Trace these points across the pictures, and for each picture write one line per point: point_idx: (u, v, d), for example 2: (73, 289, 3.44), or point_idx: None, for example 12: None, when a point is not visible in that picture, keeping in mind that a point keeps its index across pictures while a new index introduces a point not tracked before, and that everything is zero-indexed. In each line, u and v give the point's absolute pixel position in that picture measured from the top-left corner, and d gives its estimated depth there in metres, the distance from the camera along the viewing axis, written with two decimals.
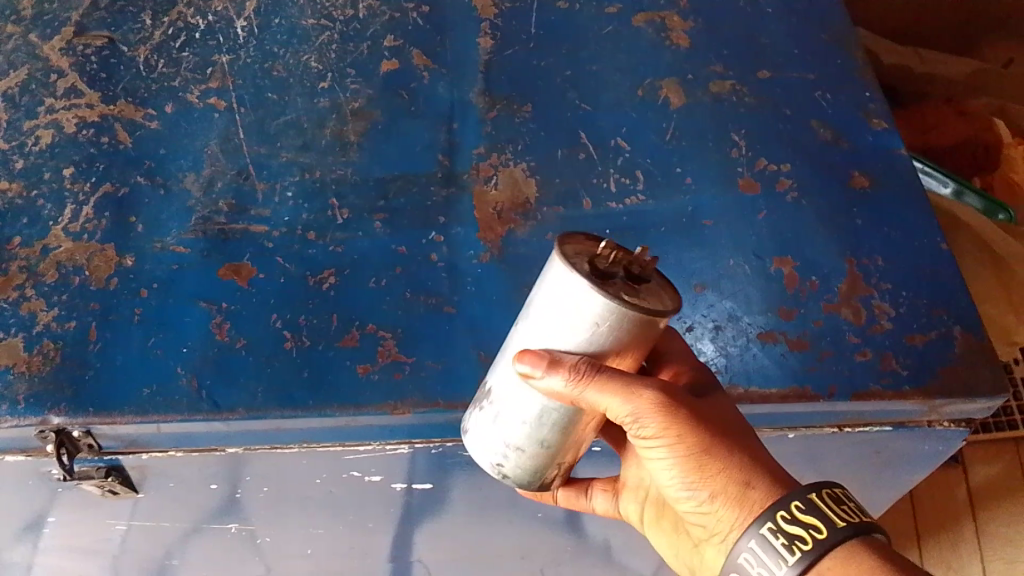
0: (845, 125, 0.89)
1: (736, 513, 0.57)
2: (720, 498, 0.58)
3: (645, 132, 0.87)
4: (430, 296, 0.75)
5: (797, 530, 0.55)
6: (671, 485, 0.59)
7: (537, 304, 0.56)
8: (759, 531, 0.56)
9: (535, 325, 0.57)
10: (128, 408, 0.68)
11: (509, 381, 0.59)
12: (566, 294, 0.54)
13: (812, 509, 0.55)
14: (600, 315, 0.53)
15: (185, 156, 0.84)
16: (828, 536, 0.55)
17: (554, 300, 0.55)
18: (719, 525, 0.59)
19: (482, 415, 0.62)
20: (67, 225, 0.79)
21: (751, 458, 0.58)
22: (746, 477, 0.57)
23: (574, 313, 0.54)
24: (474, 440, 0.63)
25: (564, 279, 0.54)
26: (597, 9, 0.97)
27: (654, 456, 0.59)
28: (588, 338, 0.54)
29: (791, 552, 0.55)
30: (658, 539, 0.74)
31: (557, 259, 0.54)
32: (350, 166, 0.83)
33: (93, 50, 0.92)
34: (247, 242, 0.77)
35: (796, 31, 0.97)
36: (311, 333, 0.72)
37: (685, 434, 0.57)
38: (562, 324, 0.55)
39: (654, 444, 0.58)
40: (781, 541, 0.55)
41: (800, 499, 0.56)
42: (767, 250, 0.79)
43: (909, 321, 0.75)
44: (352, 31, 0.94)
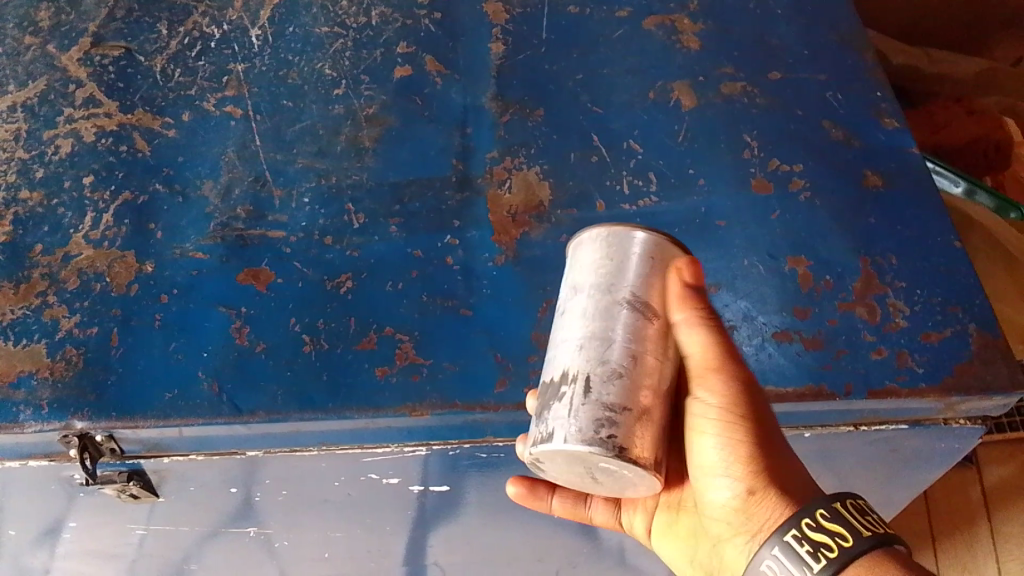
0: (857, 125, 0.89)
1: (769, 511, 0.59)
2: (760, 492, 0.60)
3: (657, 133, 0.87)
4: (446, 299, 0.75)
5: (823, 538, 0.56)
6: (716, 469, 0.61)
7: (573, 279, 0.62)
8: (784, 538, 0.57)
9: (578, 288, 0.61)
10: (150, 412, 0.69)
11: (586, 344, 0.58)
12: (596, 242, 0.62)
13: (838, 517, 0.56)
14: (637, 233, 0.61)
15: (203, 163, 0.85)
16: (853, 544, 0.55)
17: (588, 255, 0.62)
18: (752, 521, 0.60)
19: (563, 401, 0.57)
20: (87, 233, 0.80)
21: (791, 458, 0.61)
22: (789, 475, 0.60)
23: (611, 246, 0.61)
24: (569, 427, 0.56)
25: (592, 237, 0.62)
26: (607, 13, 0.98)
27: (708, 431, 0.61)
28: (634, 256, 0.60)
29: (816, 560, 0.55)
30: (669, 548, 0.72)
31: (586, 231, 0.63)
32: (365, 172, 0.84)
33: (110, 60, 0.93)
34: (265, 247, 0.78)
35: (805, 32, 0.97)
36: (329, 336, 0.73)
37: (746, 420, 0.60)
38: (603, 261, 0.60)
39: (713, 417, 0.61)
40: (805, 549, 0.56)
41: (824, 508, 0.57)
42: (780, 249, 0.79)
43: (925, 319, 0.75)
44: (365, 38, 0.95)
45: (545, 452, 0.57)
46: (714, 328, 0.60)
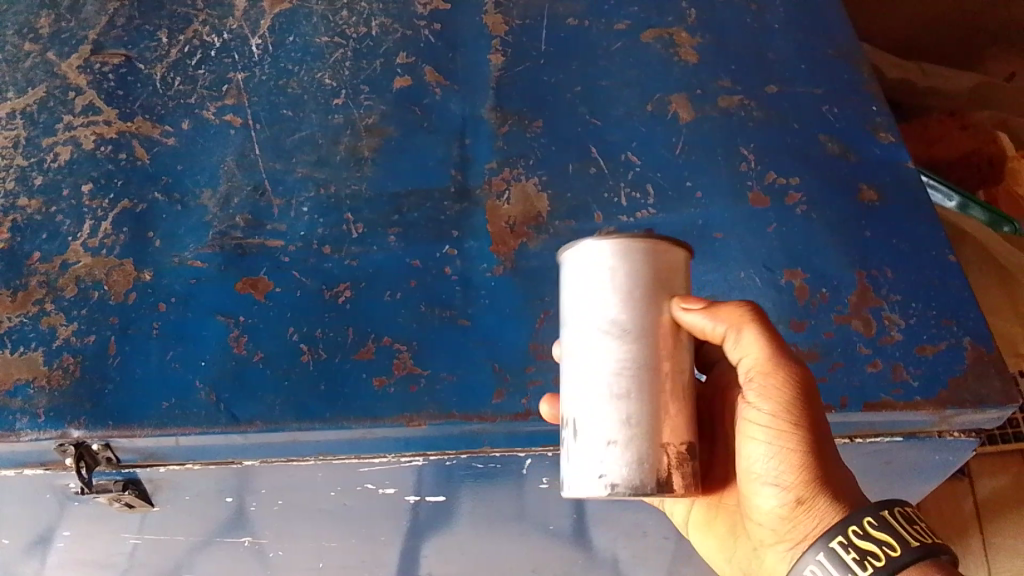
0: (853, 139, 0.90)
1: (817, 520, 0.60)
2: (805, 503, 0.60)
3: (655, 146, 0.88)
4: (444, 309, 0.75)
5: (870, 546, 0.56)
6: (761, 476, 0.62)
7: (573, 302, 0.59)
8: (830, 544, 0.58)
9: (581, 315, 0.58)
10: (146, 421, 0.69)
11: (593, 379, 0.57)
12: (590, 260, 0.57)
13: (885, 526, 0.57)
14: (632, 245, 0.57)
15: (202, 171, 0.85)
16: (901, 554, 0.56)
17: (584, 274, 0.58)
18: (795, 531, 0.61)
19: (580, 444, 0.58)
20: (86, 241, 0.80)
21: (844, 468, 0.61)
22: (841, 486, 0.60)
23: (605, 265, 0.57)
24: (591, 469, 0.57)
25: (576, 259, 0.58)
26: (606, 26, 0.98)
27: (759, 437, 0.61)
28: (634, 277, 0.57)
29: (862, 568, 0.56)
30: (705, 542, 0.74)
31: (569, 249, 0.59)
32: (364, 181, 0.85)
33: (110, 67, 0.93)
34: (263, 256, 0.78)
35: (802, 46, 0.98)
36: (327, 346, 0.73)
37: (799, 428, 0.60)
38: (603, 283, 0.57)
39: (766, 421, 0.61)
40: (852, 556, 0.57)
41: (872, 516, 0.57)
42: (777, 262, 0.80)
43: (920, 332, 0.75)
44: (365, 49, 0.95)
45: (572, 494, 0.59)
46: (759, 324, 0.60)
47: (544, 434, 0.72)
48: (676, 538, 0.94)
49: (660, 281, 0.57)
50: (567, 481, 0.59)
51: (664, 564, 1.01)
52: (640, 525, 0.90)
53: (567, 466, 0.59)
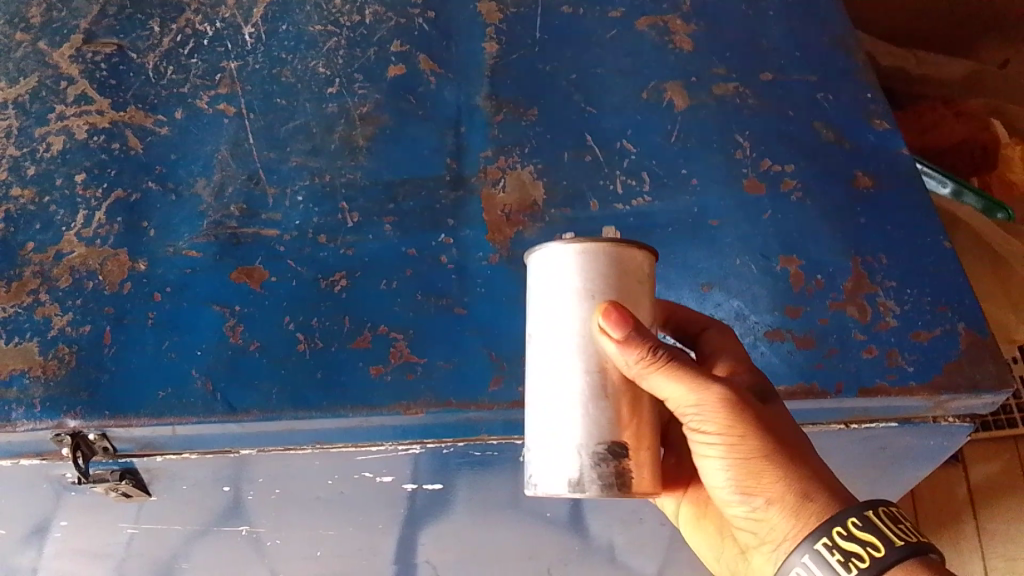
0: (848, 126, 0.90)
1: (791, 522, 0.59)
2: (774, 505, 0.59)
3: (650, 134, 0.88)
4: (440, 297, 0.75)
5: (854, 547, 0.56)
6: (724, 487, 0.61)
7: (536, 307, 0.60)
8: (814, 546, 0.57)
9: (545, 317, 0.59)
10: (143, 410, 0.69)
11: (556, 379, 0.58)
12: (552, 266, 0.58)
13: (869, 525, 0.56)
14: (593, 253, 0.57)
15: (196, 161, 0.84)
16: (886, 554, 0.55)
17: (547, 279, 0.59)
18: (772, 532, 0.60)
19: (543, 442, 0.59)
20: (79, 231, 0.79)
21: (811, 462, 0.60)
22: (808, 483, 0.59)
23: (569, 267, 0.58)
24: (552, 468, 0.58)
25: (541, 262, 0.59)
26: (600, 13, 0.98)
27: (712, 454, 0.61)
28: (595, 284, 0.57)
29: (847, 570, 0.55)
30: (700, 542, 0.75)
31: (535, 251, 0.60)
32: (358, 170, 0.84)
33: (102, 57, 0.93)
34: (258, 245, 0.78)
35: (797, 33, 0.98)
36: (323, 335, 0.73)
37: (747, 438, 0.59)
38: (565, 289, 0.58)
39: (713, 441, 0.60)
40: (836, 558, 0.56)
41: (857, 517, 0.56)
42: (772, 249, 0.80)
43: (915, 318, 0.76)
44: (358, 37, 0.95)
45: (533, 491, 0.60)
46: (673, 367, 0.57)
47: None
48: (671, 524, 0.94)
49: (621, 287, 0.58)
50: (529, 481, 0.60)
51: (661, 550, 1.01)
52: (635, 511, 0.90)
53: (529, 467, 0.60)
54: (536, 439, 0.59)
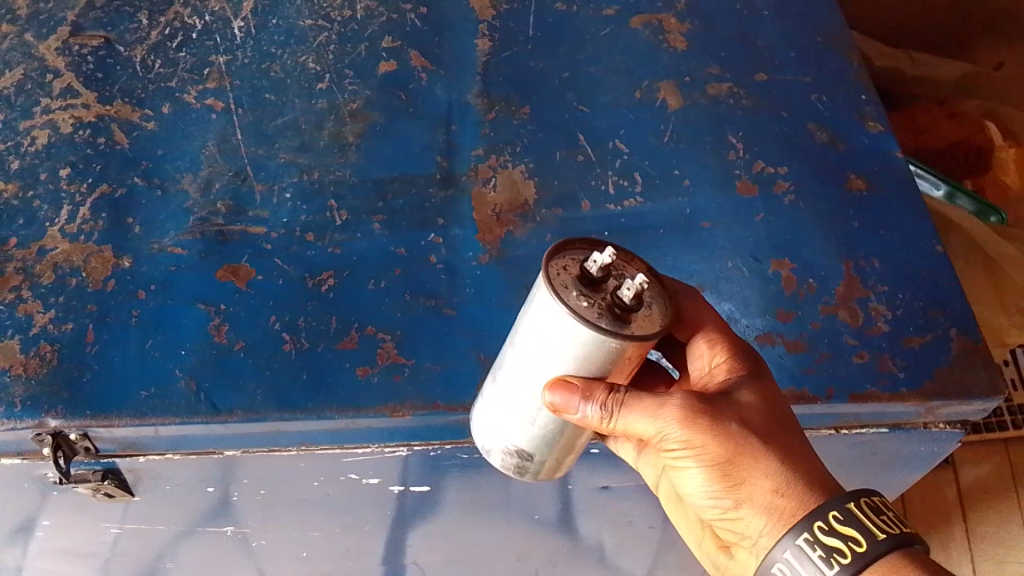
0: (842, 128, 0.89)
1: (766, 519, 0.60)
2: (745, 506, 0.60)
3: (642, 133, 0.87)
4: (429, 297, 0.75)
5: (835, 543, 0.57)
6: (696, 495, 0.62)
7: (530, 338, 0.57)
8: (796, 542, 0.58)
9: (531, 355, 0.57)
10: (125, 410, 0.67)
11: (515, 397, 0.60)
12: (557, 324, 0.54)
13: (851, 519, 0.57)
14: (602, 343, 0.54)
15: (183, 157, 0.84)
16: (867, 549, 0.57)
17: (547, 328, 0.55)
18: (750, 530, 0.61)
19: (485, 419, 0.64)
20: (63, 227, 0.78)
21: (786, 454, 0.59)
22: (780, 480, 0.59)
23: (577, 339, 0.54)
24: (485, 442, 0.65)
25: (551, 313, 0.54)
26: (594, 11, 0.98)
27: (680, 470, 0.61)
28: (589, 361, 0.55)
29: (829, 565, 0.57)
30: (680, 523, 0.76)
31: (549, 298, 0.54)
32: (348, 168, 0.84)
33: (89, 50, 0.92)
34: (244, 243, 0.77)
35: (791, 33, 0.98)
36: (310, 335, 0.72)
37: (712, 452, 0.58)
38: (562, 352, 0.55)
39: (679, 460, 0.60)
40: (818, 553, 0.57)
41: (838, 509, 0.57)
42: (764, 252, 0.79)
43: (907, 324, 0.75)
44: (349, 32, 0.95)
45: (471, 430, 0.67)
46: (625, 406, 0.56)
47: None
48: (660, 527, 0.94)
49: (618, 362, 0.56)
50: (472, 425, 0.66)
51: (649, 553, 1.01)
52: (624, 513, 0.90)
53: (478, 430, 0.65)
54: (490, 418, 0.63)
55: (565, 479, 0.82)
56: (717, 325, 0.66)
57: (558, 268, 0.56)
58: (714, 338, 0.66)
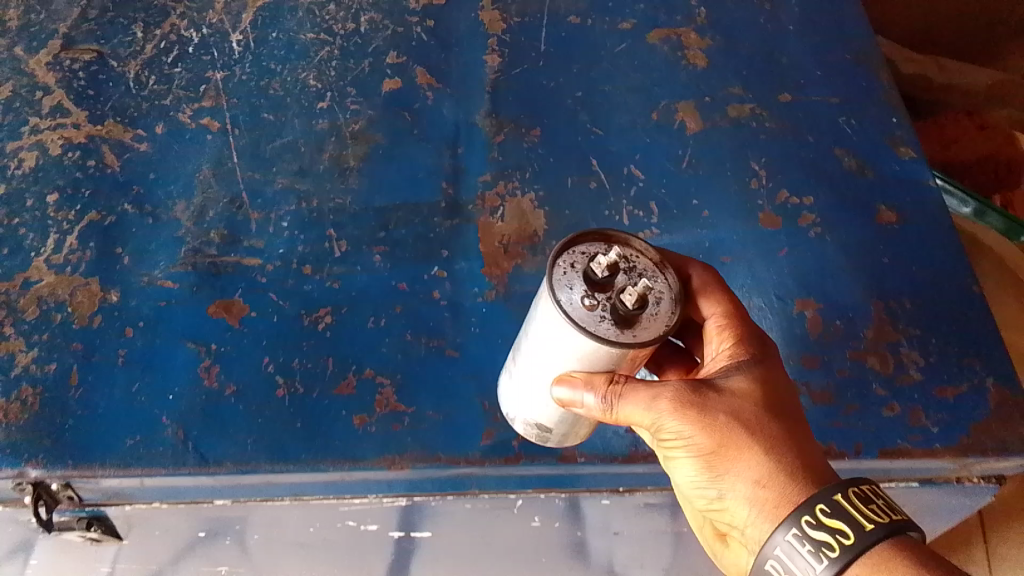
0: (872, 154, 0.84)
1: (751, 512, 0.55)
2: (730, 497, 0.55)
3: (659, 158, 0.83)
4: (432, 338, 0.71)
5: (824, 537, 0.51)
6: (685, 486, 0.58)
7: (539, 333, 0.55)
8: (785, 537, 0.53)
9: (540, 348, 0.56)
10: (109, 461, 0.64)
11: (529, 382, 0.59)
12: (558, 328, 0.53)
13: (838, 512, 0.51)
14: (602, 348, 0.52)
15: (176, 182, 0.80)
16: (856, 541, 0.51)
17: (550, 330, 0.53)
18: (739, 524, 0.56)
19: (507, 393, 0.64)
20: (50, 257, 0.74)
21: (779, 443, 0.54)
22: (767, 470, 0.54)
23: (578, 343, 0.52)
24: (508, 413, 0.65)
25: (552, 315, 0.52)
26: (609, 25, 0.94)
27: (671, 461, 0.57)
28: (592, 361, 0.53)
29: (818, 560, 0.51)
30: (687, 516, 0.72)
31: (549, 302, 0.52)
32: (348, 194, 0.79)
33: (81, 64, 0.88)
34: (238, 276, 0.74)
35: (818, 49, 0.92)
36: (305, 379, 0.68)
37: (699, 441, 0.54)
38: (565, 352, 0.54)
39: (672, 450, 0.56)
40: (807, 548, 0.52)
41: (825, 502, 0.52)
42: (788, 290, 0.74)
43: (941, 372, 0.70)
44: (352, 47, 0.90)
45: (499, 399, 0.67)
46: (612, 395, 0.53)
47: (535, 478, 0.67)
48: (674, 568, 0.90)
49: (623, 362, 0.53)
50: (499, 393, 0.66)
51: None
52: (637, 556, 0.86)
53: (503, 406, 0.65)
54: (510, 400, 0.63)
55: (576, 525, 0.78)
56: (727, 306, 0.62)
57: (564, 267, 0.54)
58: (722, 319, 0.62)
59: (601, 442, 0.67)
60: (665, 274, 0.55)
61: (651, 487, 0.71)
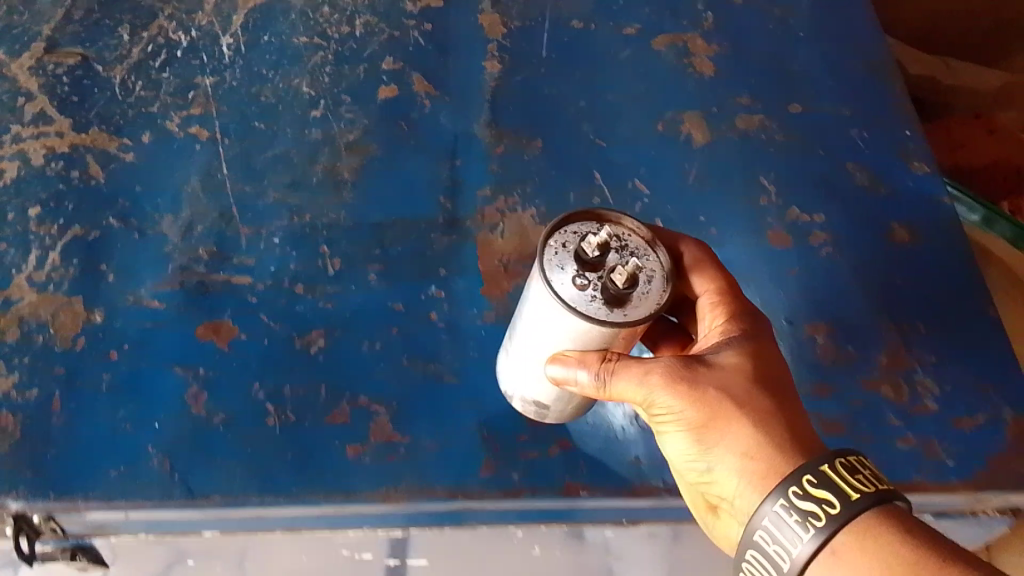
0: (885, 169, 0.81)
1: (739, 484, 0.52)
2: (719, 470, 0.53)
3: (665, 172, 0.80)
4: (429, 362, 0.68)
5: (810, 507, 0.49)
6: (677, 461, 0.56)
7: (533, 312, 0.55)
8: (772, 509, 0.50)
9: (534, 327, 0.56)
10: (92, 493, 0.61)
11: (524, 359, 0.60)
12: (551, 309, 0.53)
13: (825, 482, 0.49)
14: (594, 327, 0.52)
15: (163, 194, 0.77)
16: (841, 511, 0.49)
17: (543, 310, 0.54)
18: (729, 500, 0.54)
19: (505, 370, 0.64)
20: (31, 275, 0.71)
21: (768, 416, 0.52)
22: (756, 442, 0.52)
23: (571, 323, 0.52)
24: (506, 390, 0.65)
25: (545, 295, 0.53)
26: (613, 30, 0.90)
27: (663, 437, 0.56)
28: (586, 340, 0.53)
29: (805, 530, 0.49)
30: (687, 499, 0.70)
31: (542, 283, 0.52)
32: (342, 209, 0.77)
33: (64, 69, 0.84)
34: (227, 295, 0.71)
35: (829, 56, 0.89)
36: (296, 407, 0.65)
37: (688, 414, 0.53)
38: (558, 333, 0.54)
39: (662, 425, 0.55)
40: (794, 518, 0.49)
41: (812, 473, 0.50)
42: (799, 313, 0.72)
43: (955, 401, 0.68)
44: (347, 51, 0.87)
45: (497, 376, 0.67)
46: (603, 373, 0.54)
47: (535, 512, 0.65)
48: None
49: (616, 340, 0.53)
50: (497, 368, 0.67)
51: None
52: None
53: (501, 381, 0.65)
54: (507, 377, 0.63)
55: (585, 552, 0.72)
56: (719, 282, 0.60)
57: (556, 247, 0.54)
58: (716, 296, 0.60)
59: (604, 474, 0.64)
60: (657, 251, 0.55)
61: (653, 518, 0.68)
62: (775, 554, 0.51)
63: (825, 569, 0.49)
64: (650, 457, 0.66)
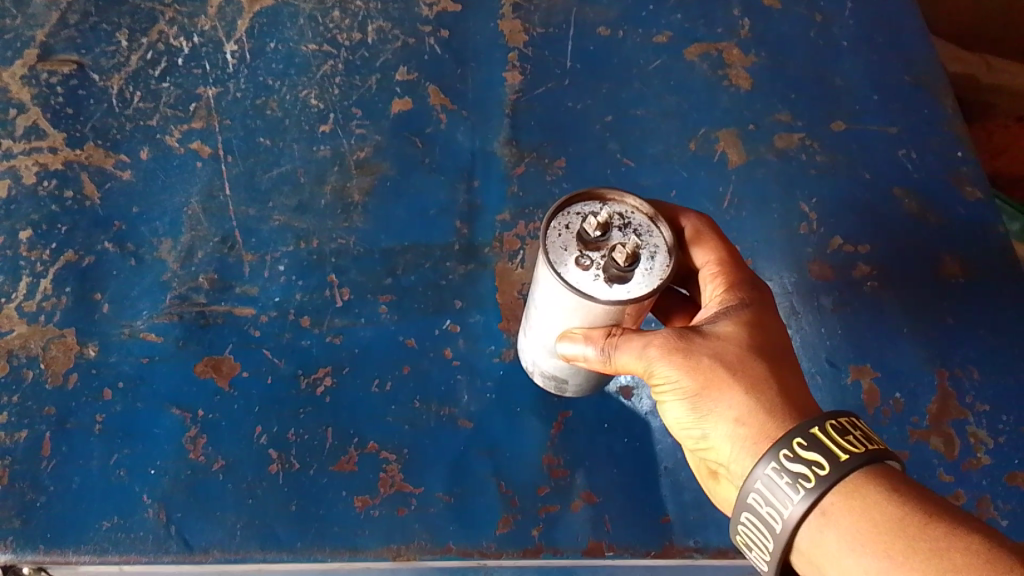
0: (934, 194, 0.75)
1: (733, 455, 0.47)
2: (714, 438, 0.48)
3: (697, 195, 0.74)
4: (443, 406, 0.64)
5: (799, 469, 0.43)
6: (677, 435, 0.51)
7: (541, 292, 0.52)
8: (760, 473, 0.44)
9: (543, 307, 0.53)
10: (83, 547, 0.57)
11: (538, 335, 0.57)
12: (554, 290, 0.49)
13: (815, 444, 0.43)
14: (597, 308, 0.48)
15: (162, 216, 0.72)
16: (831, 473, 0.42)
17: (548, 291, 0.50)
18: (728, 472, 0.48)
19: (523, 343, 0.62)
20: (22, 304, 0.67)
21: (764, 382, 0.47)
22: (750, 410, 0.46)
23: (572, 303, 0.49)
24: (527, 363, 0.63)
25: (547, 276, 0.49)
26: (642, 38, 0.85)
27: (662, 409, 0.51)
28: (592, 319, 0.50)
29: (794, 491, 0.43)
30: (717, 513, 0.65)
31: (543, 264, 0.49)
32: (352, 233, 0.72)
33: (59, 78, 0.79)
34: (228, 329, 0.66)
35: (873, 69, 0.83)
36: (301, 453, 0.61)
37: (682, 383, 0.48)
38: (562, 311, 0.51)
39: (661, 397, 0.50)
40: (784, 480, 0.43)
41: (802, 436, 0.44)
42: (841, 355, 0.67)
43: (1010, 454, 0.63)
44: (358, 60, 0.82)
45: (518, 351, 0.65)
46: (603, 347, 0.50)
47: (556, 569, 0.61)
48: None
49: (622, 317, 0.49)
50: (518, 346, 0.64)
51: None
52: None
53: (522, 356, 0.63)
54: (528, 351, 0.61)
55: None
56: (720, 253, 0.55)
57: (558, 228, 0.50)
58: (717, 267, 0.55)
59: (630, 532, 0.60)
60: (662, 226, 0.50)
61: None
62: (767, 517, 0.45)
63: (817, 530, 0.42)
64: (679, 512, 0.61)
